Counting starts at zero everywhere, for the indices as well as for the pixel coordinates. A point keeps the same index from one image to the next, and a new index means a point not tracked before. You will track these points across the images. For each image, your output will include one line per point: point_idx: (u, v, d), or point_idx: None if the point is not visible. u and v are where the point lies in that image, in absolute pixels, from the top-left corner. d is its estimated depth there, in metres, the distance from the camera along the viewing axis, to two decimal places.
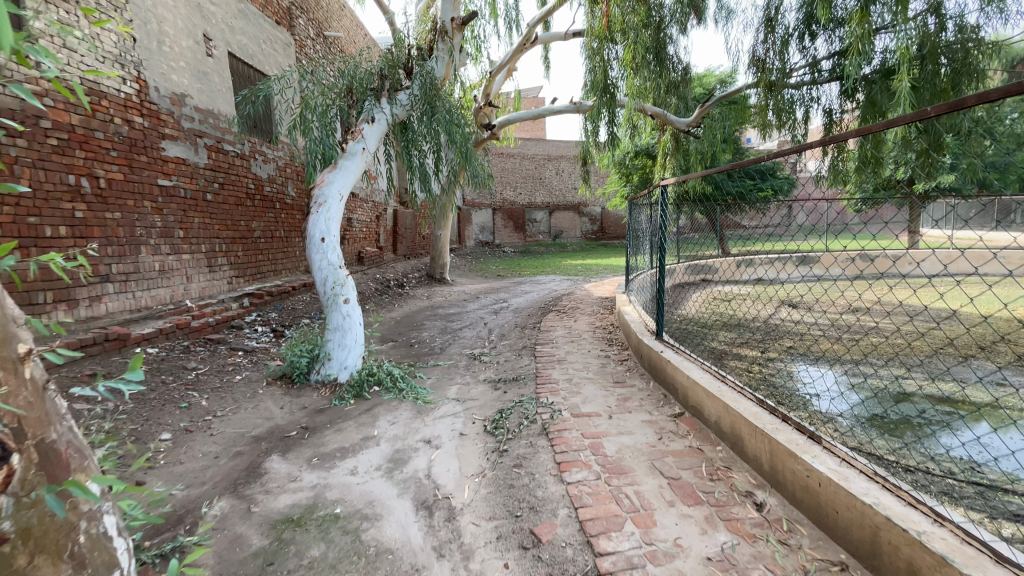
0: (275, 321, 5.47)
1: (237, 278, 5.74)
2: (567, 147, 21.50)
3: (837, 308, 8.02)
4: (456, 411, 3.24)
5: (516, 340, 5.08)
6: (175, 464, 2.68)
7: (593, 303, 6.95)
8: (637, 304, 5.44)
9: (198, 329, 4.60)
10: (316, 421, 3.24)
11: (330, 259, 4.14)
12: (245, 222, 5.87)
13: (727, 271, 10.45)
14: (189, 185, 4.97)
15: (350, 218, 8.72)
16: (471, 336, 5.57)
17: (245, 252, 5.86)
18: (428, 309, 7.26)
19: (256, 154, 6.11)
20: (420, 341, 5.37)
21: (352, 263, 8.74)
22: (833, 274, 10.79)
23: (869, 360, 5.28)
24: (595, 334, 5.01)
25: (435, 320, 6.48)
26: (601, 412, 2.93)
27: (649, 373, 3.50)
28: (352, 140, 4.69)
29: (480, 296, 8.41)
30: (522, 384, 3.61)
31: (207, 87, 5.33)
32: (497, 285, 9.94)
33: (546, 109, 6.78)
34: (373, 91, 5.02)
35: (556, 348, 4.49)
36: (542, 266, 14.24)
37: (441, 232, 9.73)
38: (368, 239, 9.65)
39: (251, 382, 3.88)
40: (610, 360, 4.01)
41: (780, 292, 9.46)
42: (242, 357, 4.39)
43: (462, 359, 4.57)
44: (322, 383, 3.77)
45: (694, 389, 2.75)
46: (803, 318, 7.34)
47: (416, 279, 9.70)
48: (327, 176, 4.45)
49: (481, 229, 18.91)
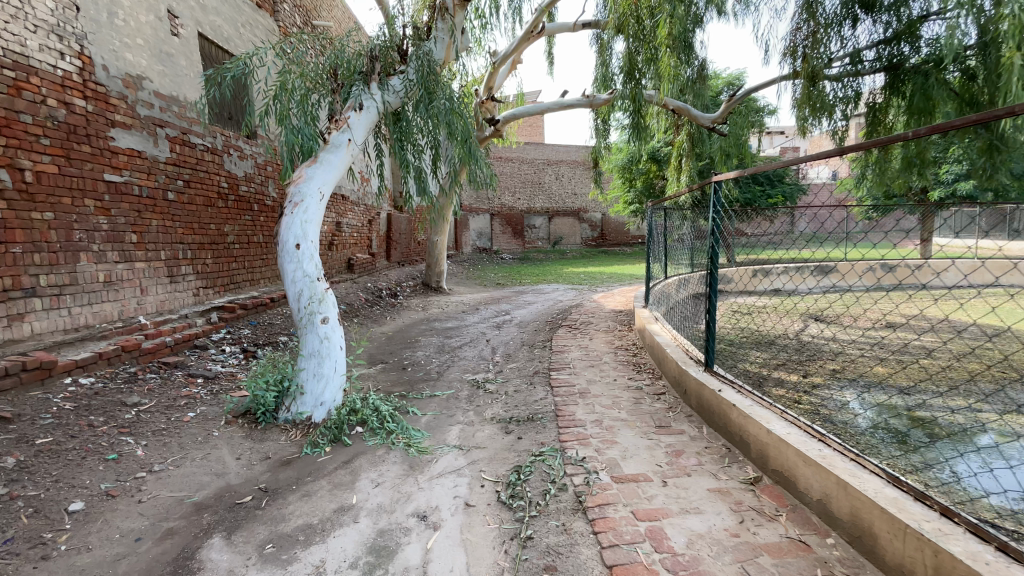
0: (247, 339, 4.75)
1: (207, 289, 5.04)
2: (566, 151, 20.86)
3: (869, 322, 7.35)
4: (460, 465, 2.54)
5: (526, 364, 4.36)
6: (79, 554, 1.97)
7: (606, 317, 6.26)
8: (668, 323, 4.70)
9: (152, 351, 3.88)
10: (279, 479, 2.52)
11: (307, 270, 3.43)
12: (216, 225, 5.17)
13: (742, 282, 9.79)
14: (146, 181, 4.27)
15: (339, 222, 8.00)
16: (473, 356, 4.85)
17: (216, 259, 5.15)
18: (423, 323, 6.53)
19: (229, 148, 5.39)
20: (415, 363, 4.64)
21: (340, 271, 8.01)
22: (853, 285, 10.14)
23: (929, 387, 4.60)
24: (618, 357, 4.32)
25: (431, 336, 5.74)
26: (650, 477, 2.23)
27: (702, 415, 2.80)
28: (336, 130, 3.97)
29: (480, 308, 7.70)
30: (540, 427, 2.90)
31: (171, 70, 4.64)
32: (497, 295, 9.26)
33: (559, 102, 6.10)
34: (362, 74, 4.34)
35: (576, 376, 3.79)
36: (543, 274, 13.55)
37: (438, 238, 9.02)
38: (359, 245, 8.93)
39: (206, 421, 3.16)
40: (643, 394, 3.31)
41: (802, 304, 8.81)
42: (201, 387, 3.67)
43: (464, 387, 3.87)
44: (293, 424, 3.07)
45: (782, 449, 2.07)
46: (836, 334, 6.67)
47: (411, 288, 9.00)
48: (304, 171, 3.74)
49: (478, 235, 18.25)
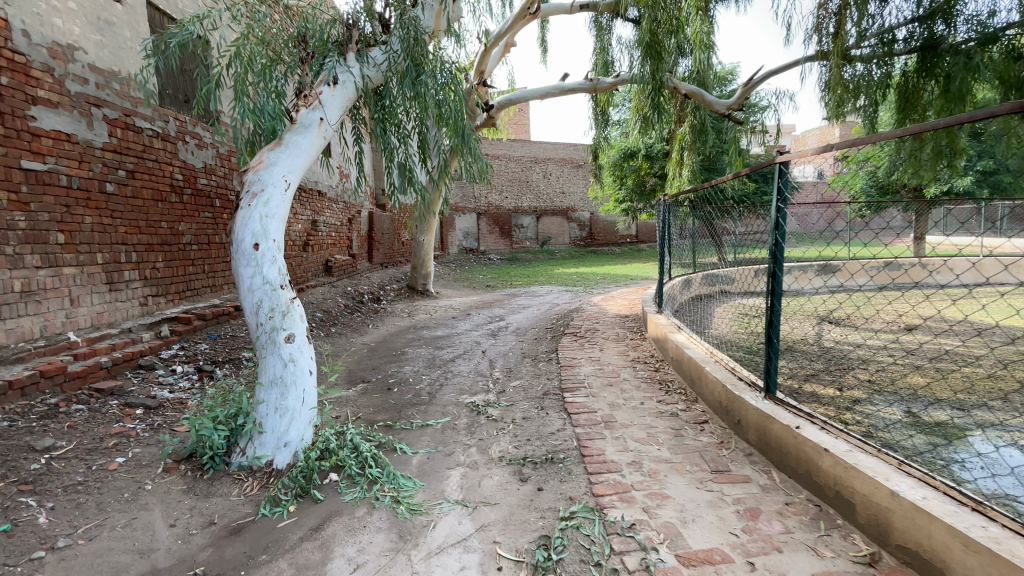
0: (205, 356, 4.08)
1: (158, 297, 4.35)
2: (554, 148, 20.22)
3: (886, 325, 6.88)
4: (469, 533, 1.93)
5: (531, 381, 3.74)
6: None
7: (613, 323, 5.67)
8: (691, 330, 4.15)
9: (82, 375, 3.20)
10: (224, 559, 1.89)
11: (267, 275, 2.77)
12: (169, 224, 4.48)
13: (745, 282, 9.35)
14: (77, 170, 3.57)
15: (315, 221, 7.30)
16: (468, 371, 4.22)
17: (168, 262, 4.45)
18: (409, 332, 5.88)
19: (183, 135, 4.69)
20: (401, 381, 3.99)
21: (317, 274, 7.31)
22: (857, 285, 9.74)
23: (981, 400, 4.11)
24: (639, 371, 3.73)
25: (418, 348, 5.09)
26: (732, 558, 1.64)
27: (771, 457, 2.23)
28: (305, 108, 3.32)
29: (471, 314, 7.07)
30: (564, 473, 2.30)
31: (112, 41, 3.93)
32: (488, 298, 8.63)
33: (561, 85, 5.52)
34: (337, 44, 3.70)
35: (595, 398, 3.19)
36: (534, 275, 12.94)
37: (424, 237, 8.39)
38: (338, 245, 8.22)
39: (140, 469, 2.49)
40: (681, 423, 2.74)
41: (811, 305, 8.34)
42: (139, 420, 2.99)
43: (462, 413, 3.24)
44: (250, 471, 2.42)
45: (925, 525, 1.53)
46: (857, 338, 6.17)
47: (395, 292, 8.33)
48: (265, 155, 3.08)
49: (465, 235, 17.61)
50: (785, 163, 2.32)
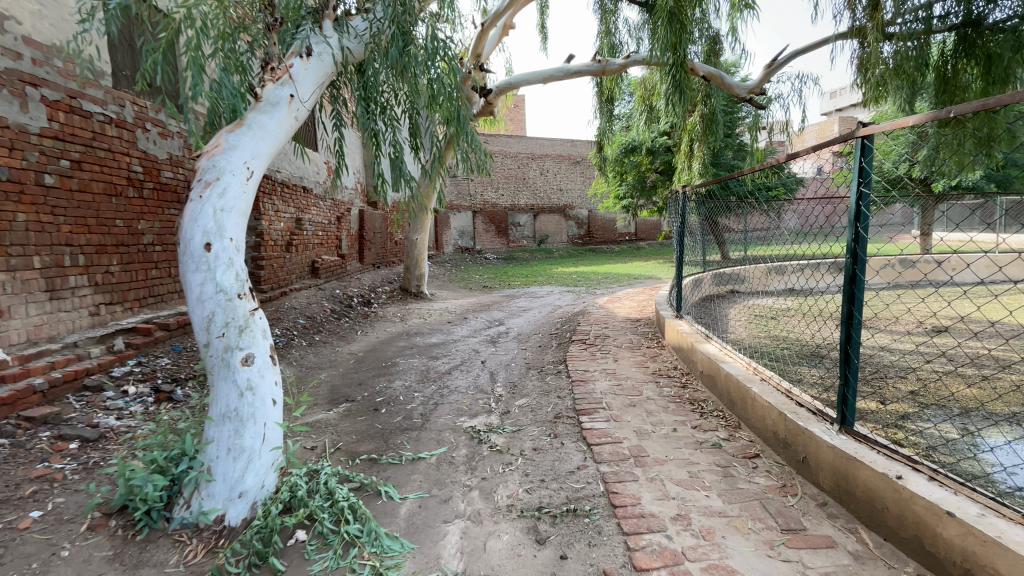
0: (164, 373, 3.58)
1: (112, 305, 3.83)
2: (551, 145, 19.69)
3: (912, 326, 6.43)
4: None
5: (540, 400, 3.24)
6: None
7: (624, 327, 5.18)
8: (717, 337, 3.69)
9: (11, 402, 2.70)
10: None
11: (223, 281, 2.26)
12: (126, 222, 3.96)
13: (755, 281, 8.91)
14: (5, 158, 3.05)
15: (300, 219, 6.78)
16: (467, 386, 3.72)
17: (125, 266, 3.94)
18: (400, 339, 5.37)
19: (143, 122, 4.16)
20: (391, 399, 3.49)
21: (302, 276, 6.80)
22: (872, 283, 9.30)
23: None
24: (664, 387, 3.23)
25: (411, 358, 4.59)
26: None
27: (860, 512, 1.74)
28: (272, 82, 2.80)
29: (468, 317, 6.57)
30: (593, 533, 1.81)
31: (52, 11, 3.41)
32: (485, 300, 8.12)
33: (569, 68, 5.02)
34: (311, 11, 3.21)
35: (618, 424, 2.69)
36: (532, 275, 12.46)
37: (417, 236, 7.88)
38: (325, 245, 7.70)
39: (58, 527, 1.99)
40: (728, 460, 2.26)
41: (826, 304, 7.90)
42: (72, 458, 2.48)
43: (461, 442, 2.74)
44: (195, 531, 1.91)
45: None
46: (884, 342, 5.71)
47: (387, 294, 7.83)
48: (222, 138, 2.58)
49: (460, 233, 17.15)
50: (868, 137, 1.83)
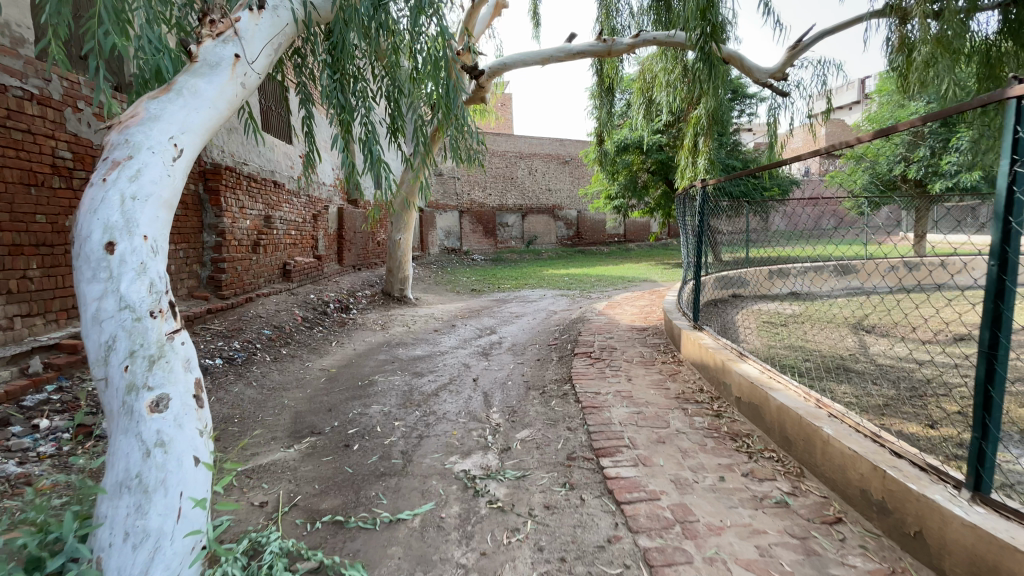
0: (90, 401, 2.95)
1: (31, 318, 3.20)
2: (539, 144, 19.16)
3: (931, 334, 6.01)
4: None
5: (546, 432, 2.69)
6: None
7: (630, 337, 4.65)
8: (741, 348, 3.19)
9: None
10: None
11: (133, 295, 1.67)
12: (49, 218, 3.33)
13: (758, 284, 8.47)
14: None
15: (269, 217, 6.16)
16: (456, 412, 3.14)
17: (47, 271, 3.30)
18: (380, 351, 4.78)
19: (74, 100, 3.52)
20: (366, 431, 2.90)
21: (272, 280, 6.16)
22: (876, 286, 8.94)
23: None
24: (695, 416, 2.70)
25: (391, 375, 4.00)
26: None
27: None
28: (212, 38, 2.21)
29: (455, 325, 6.00)
30: None
31: None
32: (473, 305, 7.54)
33: (576, 47, 4.51)
34: None
35: (650, 471, 2.15)
36: (521, 278, 11.94)
37: (400, 235, 7.29)
38: (299, 246, 7.06)
39: None
40: (804, 528, 1.74)
41: (834, 309, 7.49)
42: None
43: (453, 493, 2.17)
44: None
45: None
46: (908, 351, 5.27)
47: (367, 299, 7.22)
48: (141, 105, 1.98)
49: (446, 234, 16.58)
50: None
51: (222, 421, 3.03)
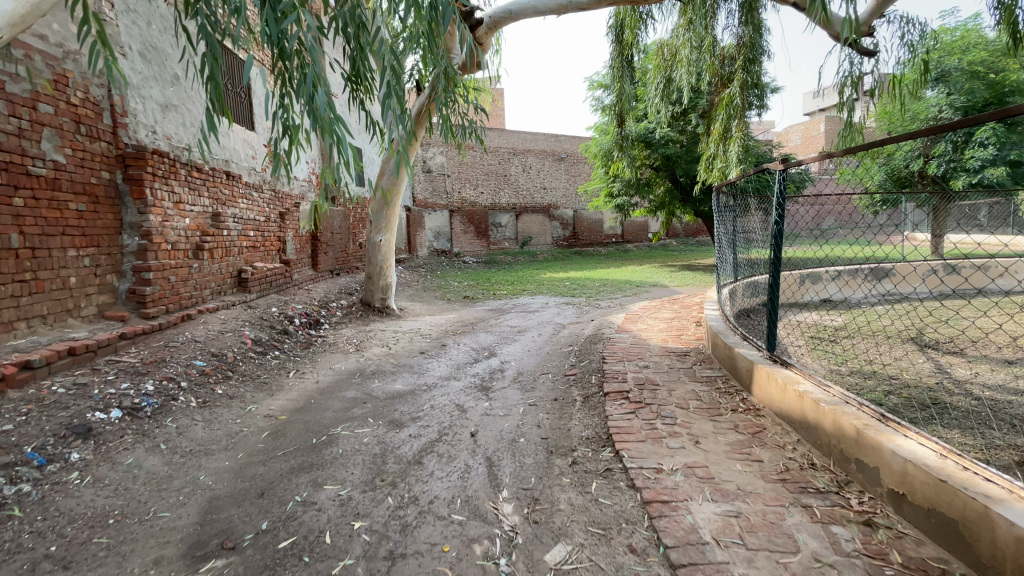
0: None
1: None
2: (533, 138, 17.95)
3: (1010, 350, 5.07)
4: None
5: (596, 558, 1.65)
6: None
7: (673, 366, 3.60)
8: (859, 398, 2.15)
9: None
10: None
11: None
12: None
13: (786, 290, 7.51)
14: None
15: (218, 214, 5.07)
16: (450, 503, 2.08)
17: None
18: (348, 385, 3.71)
19: None
20: (306, 544, 1.85)
21: (223, 290, 5.08)
22: (914, 291, 8.04)
23: None
24: (840, 531, 1.67)
25: (358, 427, 2.93)
26: None
27: None
28: None
29: (446, 346, 4.92)
30: None
31: None
32: (466, 317, 6.47)
33: None
34: None
35: None
36: (519, 282, 10.91)
37: (381, 237, 6.19)
38: (259, 249, 5.97)
39: None
40: None
41: (878, 319, 6.54)
42: None
43: None
44: None
45: None
46: (1001, 375, 4.30)
47: (342, 311, 6.13)
48: None
49: (435, 235, 15.54)
50: None
51: (88, 525, 1.97)
